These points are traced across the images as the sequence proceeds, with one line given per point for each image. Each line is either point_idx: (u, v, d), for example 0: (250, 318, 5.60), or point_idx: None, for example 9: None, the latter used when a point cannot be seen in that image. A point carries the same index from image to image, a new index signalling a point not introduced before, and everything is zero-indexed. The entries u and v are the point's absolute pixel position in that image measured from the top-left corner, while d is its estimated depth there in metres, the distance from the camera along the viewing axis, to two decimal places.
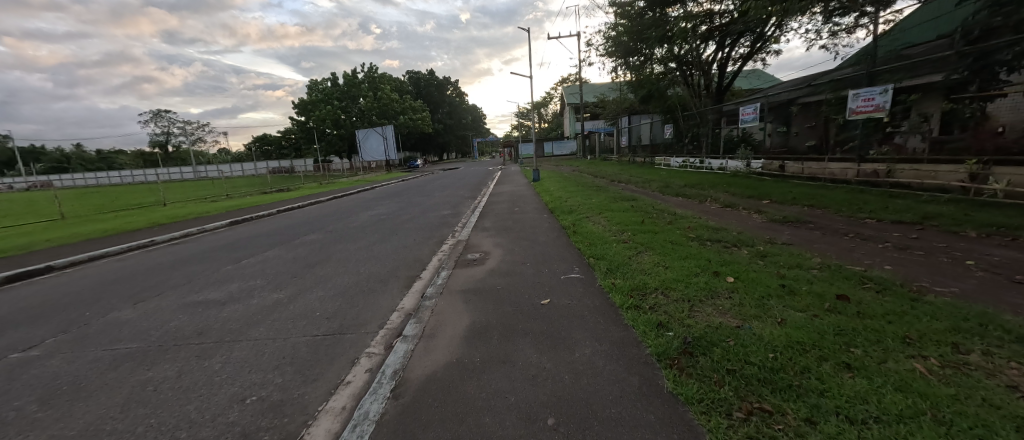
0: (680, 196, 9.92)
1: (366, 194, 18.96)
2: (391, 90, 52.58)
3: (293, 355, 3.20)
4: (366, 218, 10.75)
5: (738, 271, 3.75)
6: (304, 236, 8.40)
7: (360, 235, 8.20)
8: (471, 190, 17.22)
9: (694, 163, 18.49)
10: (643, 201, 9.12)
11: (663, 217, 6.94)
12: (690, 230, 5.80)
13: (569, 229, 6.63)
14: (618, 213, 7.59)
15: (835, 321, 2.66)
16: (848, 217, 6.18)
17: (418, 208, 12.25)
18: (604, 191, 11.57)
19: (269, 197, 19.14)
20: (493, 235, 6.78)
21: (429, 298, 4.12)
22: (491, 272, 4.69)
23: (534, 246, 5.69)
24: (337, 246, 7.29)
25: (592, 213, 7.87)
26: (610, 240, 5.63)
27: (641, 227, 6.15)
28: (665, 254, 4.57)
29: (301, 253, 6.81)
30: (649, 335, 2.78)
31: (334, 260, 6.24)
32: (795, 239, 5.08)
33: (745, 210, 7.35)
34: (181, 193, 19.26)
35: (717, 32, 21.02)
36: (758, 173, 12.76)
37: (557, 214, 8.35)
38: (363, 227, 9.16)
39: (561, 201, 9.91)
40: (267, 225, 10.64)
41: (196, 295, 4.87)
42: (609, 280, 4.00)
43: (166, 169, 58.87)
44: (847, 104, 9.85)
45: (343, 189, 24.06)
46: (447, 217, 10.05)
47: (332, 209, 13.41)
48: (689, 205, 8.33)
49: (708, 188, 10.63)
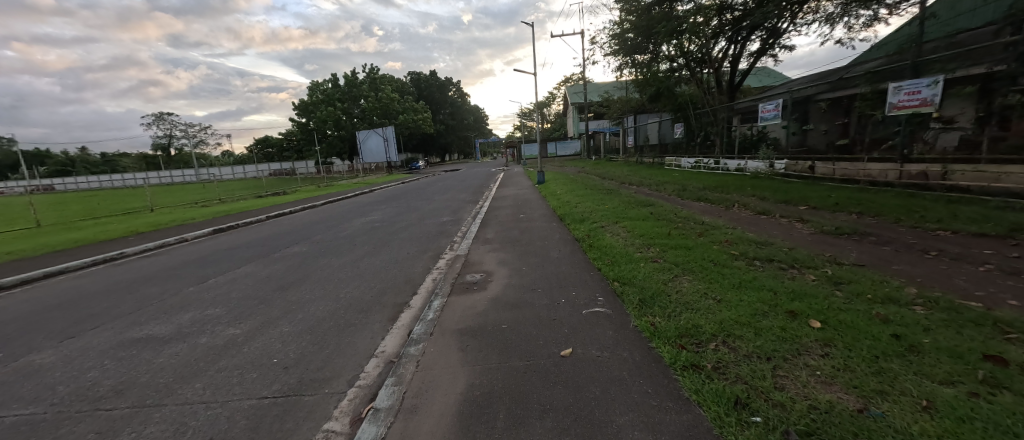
0: (703, 200, 9.01)
1: (364, 198, 18.17)
2: (392, 91, 52.05)
3: (226, 435, 2.32)
4: (359, 226, 9.92)
5: (820, 310, 2.83)
6: (286, 248, 7.56)
7: (348, 247, 7.35)
8: (473, 193, 16.38)
9: (707, 165, 17.58)
10: (662, 207, 8.22)
11: (691, 227, 6.05)
12: (729, 246, 4.90)
13: (583, 243, 5.73)
14: (638, 222, 6.70)
15: (1016, 409, 1.76)
16: (913, 228, 5.27)
17: (415, 214, 11.40)
18: (616, 195, 10.69)
19: (263, 202, 18.33)
20: (497, 249, 5.92)
21: (416, 339, 3.23)
22: (494, 303, 3.79)
23: (546, 265, 4.82)
24: (320, 261, 6.45)
25: (607, 221, 6.98)
26: (635, 258, 4.72)
27: (670, 241, 5.24)
28: (712, 280, 3.64)
29: (278, 270, 5.97)
30: (730, 423, 1.86)
31: (313, 280, 5.39)
32: (865, 258, 4.16)
33: (784, 218, 6.43)
34: (171, 197, 18.50)
35: (729, 26, 19.77)
36: (782, 174, 11.82)
37: (568, 222, 7.47)
38: (354, 238, 8.30)
39: (570, 207, 9.03)
40: (251, 234, 9.81)
41: (139, 330, 4.02)
42: (646, 319, 3.07)
43: (167, 172, 58.46)
44: (887, 97, 9.01)
45: (341, 192, 23.21)
46: (446, 225, 9.21)
47: (325, 215, 12.58)
48: (716, 212, 7.42)
49: (731, 191, 9.71)
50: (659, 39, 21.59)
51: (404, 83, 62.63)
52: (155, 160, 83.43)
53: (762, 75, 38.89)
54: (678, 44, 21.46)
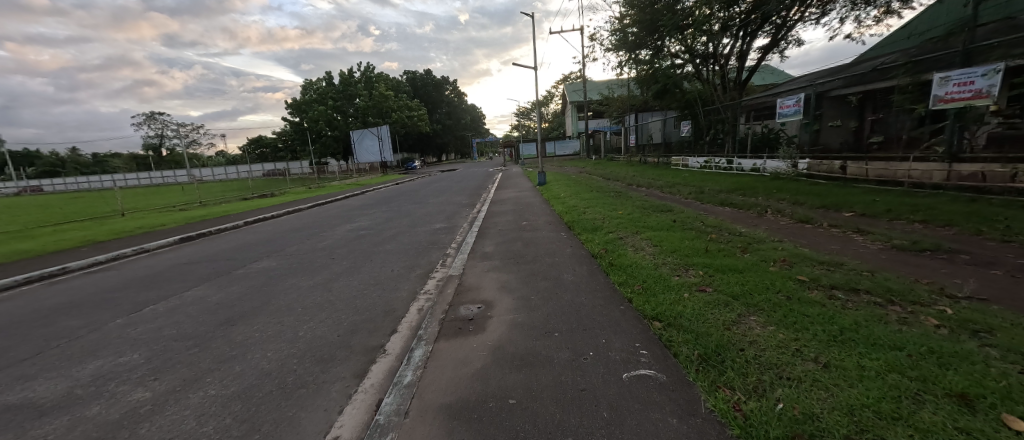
0: (727, 205, 8.04)
1: (353, 201, 17.11)
2: (387, 90, 50.94)
3: None
4: (342, 234, 8.85)
5: (1002, 392, 1.82)
6: (253, 264, 6.50)
7: (324, 263, 6.30)
8: (469, 195, 15.31)
9: (718, 165, 16.60)
10: (685, 213, 7.23)
11: (728, 241, 5.05)
12: (788, 268, 3.91)
13: (603, 263, 4.70)
14: (663, 233, 5.71)
15: None
16: (1009, 242, 4.30)
17: (406, 220, 10.34)
18: (627, 199, 9.72)
19: (246, 206, 17.17)
20: (497, 269, 4.90)
21: (385, 424, 2.19)
22: (496, 358, 2.77)
23: (561, 295, 3.80)
24: (287, 282, 5.39)
25: (626, 231, 6.00)
26: (674, 285, 3.71)
27: (711, 260, 4.23)
28: (796, 326, 2.63)
29: (233, 295, 4.93)
30: None
31: (272, 308, 4.36)
32: (983, 289, 3.17)
33: (836, 229, 5.44)
34: (147, 201, 17.27)
35: (738, 20, 18.85)
36: (806, 175, 10.80)
37: (579, 231, 6.49)
38: (333, 250, 7.24)
39: (578, 213, 8.04)
40: (222, 244, 8.73)
41: (16, 392, 2.96)
42: (723, 396, 2.06)
43: (158, 173, 56.93)
44: (932, 90, 8.00)
45: (331, 194, 22.02)
46: (439, 233, 8.19)
47: (308, 221, 11.47)
48: (749, 220, 6.43)
49: (757, 194, 8.75)
50: (664, 33, 20.65)
51: (400, 82, 61.40)
52: (145, 161, 81.74)
53: (764, 73, 38.22)
54: (684, 38, 20.59)
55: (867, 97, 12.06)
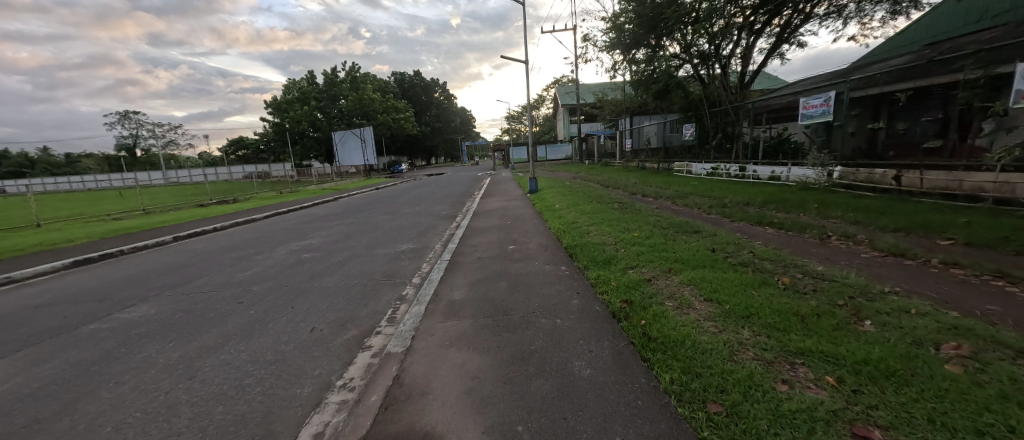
0: (767, 224, 6.37)
1: (321, 208, 15.18)
2: (373, 90, 48.82)
3: None
4: (280, 258, 6.98)
5: None
6: (121, 313, 4.53)
7: (222, 313, 4.38)
8: (450, 205, 13.44)
9: (727, 172, 14.55)
10: (723, 239, 5.51)
11: (819, 296, 3.29)
12: (982, 368, 2.15)
13: (635, 336, 2.91)
14: (710, 274, 3.96)
15: None
16: None
17: (368, 237, 8.49)
18: (637, 214, 8.00)
19: (197, 213, 15.03)
20: (466, 341, 3.07)
21: None
22: None
23: (575, 430, 1.98)
24: (140, 353, 3.49)
25: (654, 270, 4.25)
26: (790, 411, 1.91)
27: (825, 342, 2.46)
28: None
29: (32, 385, 3.04)
30: None
31: (61, 427, 2.47)
32: None
33: (961, 271, 3.75)
34: (82, 208, 15.01)
35: (744, 15, 17.39)
36: (842, 185, 9.18)
37: (587, 268, 4.71)
38: (252, 286, 5.34)
39: (582, 236, 6.28)
40: (119, 272, 6.71)
41: None
42: None
43: (128, 174, 53.71)
44: (1011, 83, 6.47)
45: (301, 200, 19.86)
46: (401, 259, 6.36)
47: (252, 236, 9.48)
48: (815, 252, 4.74)
49: (799, 211, 7.08)
50: (664, 30, 19.22)
51: (388, 82, 59.40)
52: (118, 161, 77.89)
53: (760, 79, 37.41)
54: (685, 36, 19.15)
55: (919, 94, 10.25)
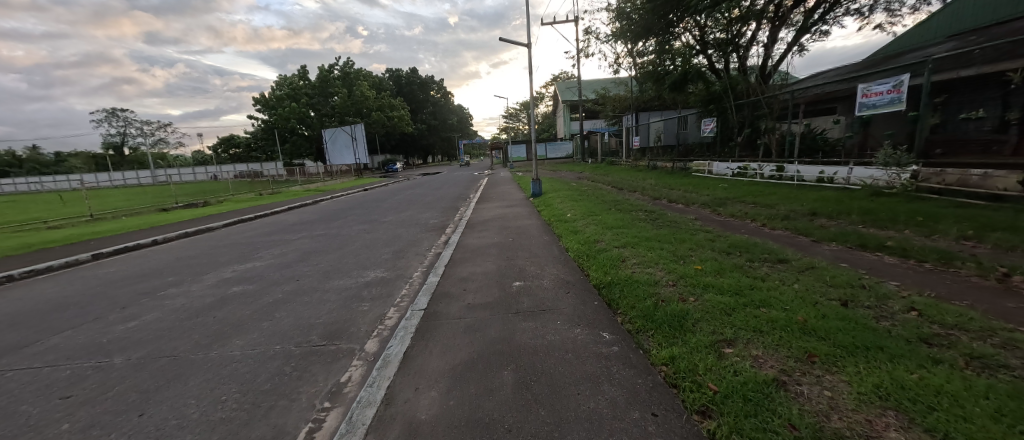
0: (877, 248, 4.52)
1: (294, 215, 13.20)
2: (367, 87, 46.73)
3: None
4: (199, 295, 5.06)
5: None
6: None
7: (11, 429, 2.46)
8: (442, 211, 11.53)
9: (760, 173, 12.64)
10: (840, 278, 3.65)
11: None
12: None
13: None
14: (903, 373, 2.08)
15: None
16: None
17: (330, 258, 6.58)
18: (678, 229, 6.13)
19: (150, 220, 12.95)
20: None
21: None
22: None
23: None
24: None
25: (779, 356, 2.38)
26: None
27: None
28: None
29: None
30: None
31: None
32: None
33: None
34: (14, 215, 12.87)
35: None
36: (928, 189, 7.36)
37: (650, 341, 2.80)
38: (118, 354, 3.44)
39: (618, 268, 4.37)
40: None
41: None
42: None
43: (110, 174, 51.21)
44: None
45: (276, 203, 17.78)
46: (360, 300, 4.43)
47: (188, 256, 7.51)
48: (1015, 308, 2.91)
49: (904, 227, 5.24)
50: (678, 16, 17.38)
51: (383, 79, 57.41)
52: (103, 161, 75.06)
53: None
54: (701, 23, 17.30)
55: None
